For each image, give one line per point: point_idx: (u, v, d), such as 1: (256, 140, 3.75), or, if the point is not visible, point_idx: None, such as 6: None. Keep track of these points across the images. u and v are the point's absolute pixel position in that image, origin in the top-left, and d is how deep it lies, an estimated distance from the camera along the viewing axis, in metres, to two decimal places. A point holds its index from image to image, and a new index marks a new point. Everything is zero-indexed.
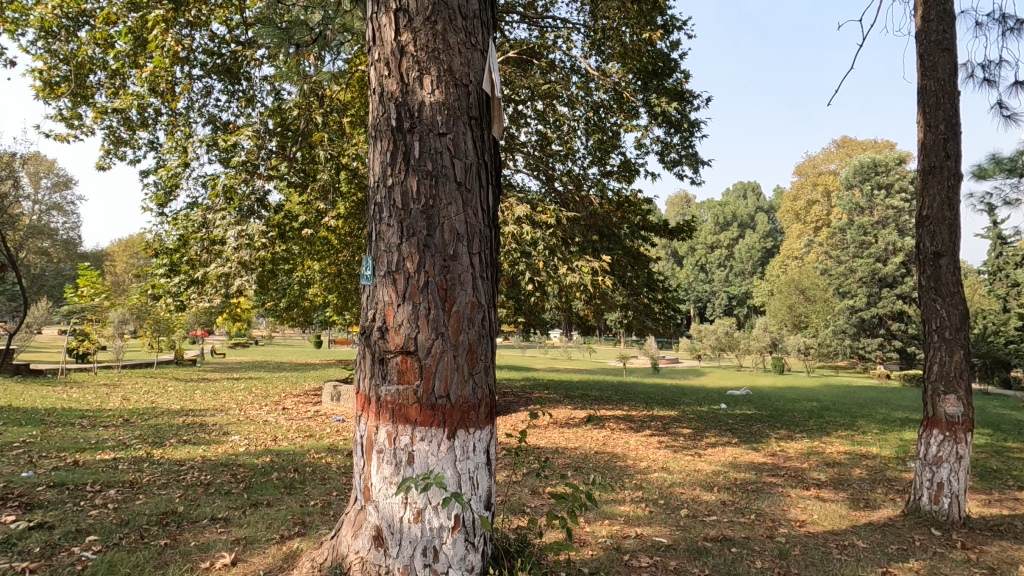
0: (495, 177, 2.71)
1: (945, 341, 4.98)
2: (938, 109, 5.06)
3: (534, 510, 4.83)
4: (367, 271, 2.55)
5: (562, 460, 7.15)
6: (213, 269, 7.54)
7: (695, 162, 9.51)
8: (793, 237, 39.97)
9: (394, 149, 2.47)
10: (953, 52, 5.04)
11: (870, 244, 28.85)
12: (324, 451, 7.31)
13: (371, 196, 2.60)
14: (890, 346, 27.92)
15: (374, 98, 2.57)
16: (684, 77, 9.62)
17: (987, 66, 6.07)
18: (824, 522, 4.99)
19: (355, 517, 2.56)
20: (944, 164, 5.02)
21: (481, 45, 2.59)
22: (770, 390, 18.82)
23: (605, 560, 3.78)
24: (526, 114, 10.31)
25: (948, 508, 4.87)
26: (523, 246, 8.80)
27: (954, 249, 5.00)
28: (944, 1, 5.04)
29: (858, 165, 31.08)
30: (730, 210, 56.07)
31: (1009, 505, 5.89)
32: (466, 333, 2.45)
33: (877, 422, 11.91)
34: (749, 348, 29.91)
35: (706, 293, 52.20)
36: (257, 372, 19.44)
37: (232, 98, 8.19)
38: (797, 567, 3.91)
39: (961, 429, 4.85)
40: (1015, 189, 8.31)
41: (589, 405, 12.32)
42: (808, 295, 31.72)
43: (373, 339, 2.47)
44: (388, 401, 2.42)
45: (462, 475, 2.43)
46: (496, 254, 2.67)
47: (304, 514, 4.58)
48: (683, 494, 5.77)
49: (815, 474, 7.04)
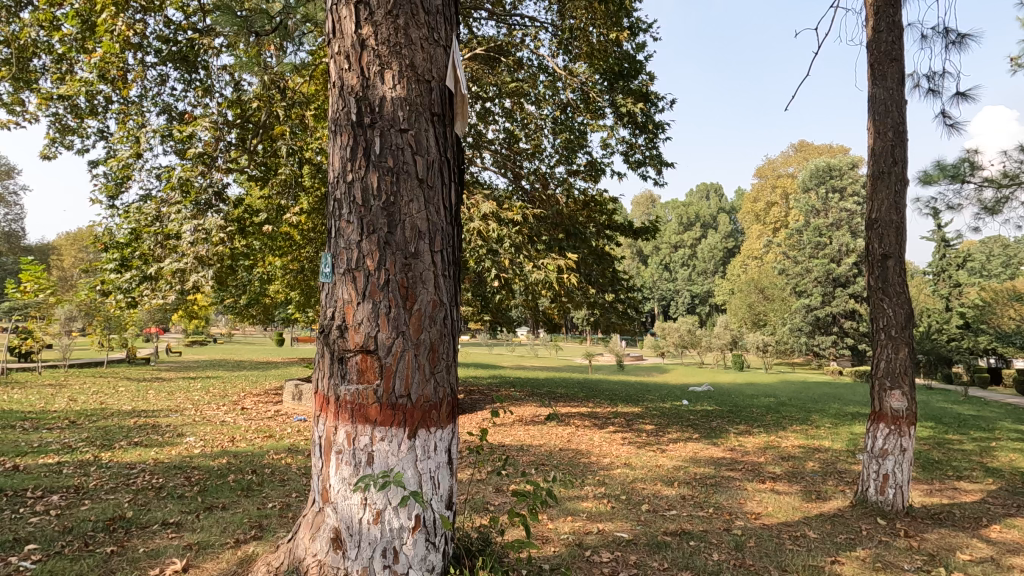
0: (458, 174, 2.69)
1: (891, 339, 5.20)
2: (887, 117, 5.29)
3: (497, 508, 4.86)
4: (327, 268, 2.50)
5: (526, 458, 7.18)
6: (167, 265, 7.27)
7: (659, 163, 9.70)
8: (753, 238, 41.15)
9: (354, 145, 2.43)
10: (900, 63, 5.26)
11: (825, 244, 29.97)
12: (285, 452, 7.15)
13: (331, 193, 2.54)
14: (842, 343, 29.13)
15: (334, 92, 2.52)
16: (649, 79, 9.78)
17: (933, 76, 6.33)
18: (778, 514, 5.16)
19: (313, 519, 2.50)
20: (892, 170, 5.25)
21: (444, 40, 2.56)
22: (729, 386, 19.40)
23: (566, 556, 3.82)
24: (494, 112, 10.33)
25: (892, 498, 5.10)
26: (489, 244, 8.80)
27: (900, 250, 5.21)
28: (894, 13, 5.26)
29: (814, 169, 32.24)
30: (694, 210, 57.29)
31: (949, 494, 6.22)
32: (427, 332, 2.42)
33: (829, 417, 12.37)
34: (710, 345, 30.69)
35: (670, 292, 53.28)
36: (215, 372, 18.84)
37: (189, 88, 7.91)
38: (751, 558, 4.03)
39: (904, 422, 5.06)
40: (957, 194, 8.75)
41: (555, 403, 12.38)
42: (767, 295, 32.76)
43: (332, 339, 2.42)
44: (348, 401, 2.37)
45: (423, 475, 2.41)
46: (459, 252, 2.66)
47: (262, 517, 4.47)
48: (645, 490, 5.87)
49: (771, 467, 7.27)
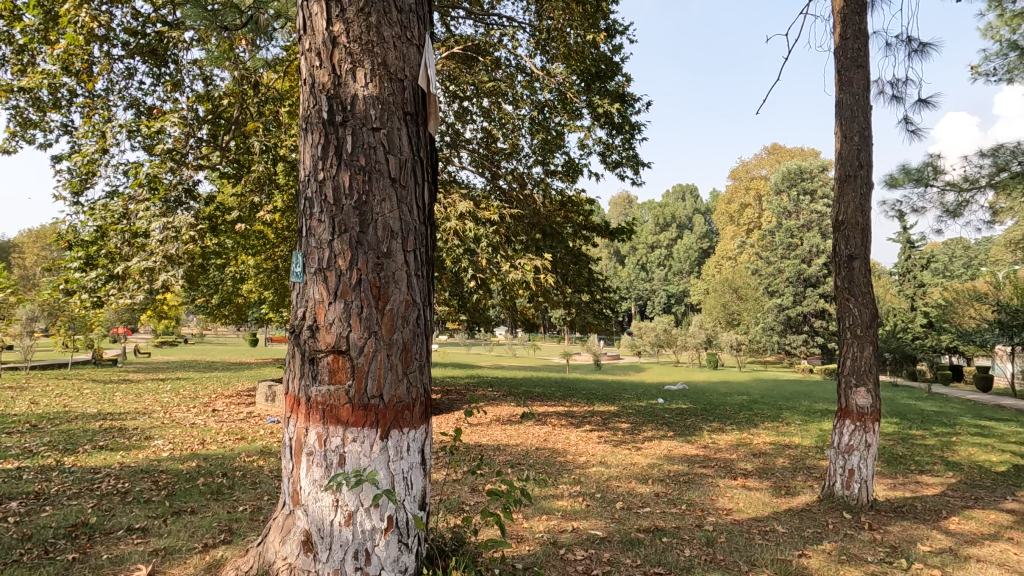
0: (431, 174, 2.68)
1: (857, 337, 5.34)
2: (854, 121, 5.43)
3: (472, 508, 4.86)
4: (298, 267, 2.46)
5: (502, 457, 7.19)
6: (135, 264, 7.10)
7: (636, 164, 9.81)
8: (728, 239, 41.88)
9: (326, 143, 2.40)
10: (866, 69, 5.41)
11: (797, 245, 30.65)
12: (257, 454, 7.03)
13: (302, 191, 2.51)
14: (813, 342, 29.86)
15: (305, 89, 2.49)
16: (625, 80, 9.89)
17: (897, 83, 6.53)
18: (748, 509, 5.27)
19: (283, 522, 2.47)
20: (857, 173, 5.41)
21: (417, 39, 2.55)
22: (704, 384, 19.69)
23: (541, 555, 3.84)
24: (472, 111, 10.34)
25: (858, 492, 5.26)
26: (466, 243, 8.81)
27: (866, 252, 5.36)
28: (860, 21, 5.41)
29: (787, 172, 32.92)
30: (670, 211, 58.04)
31: (911, 488, 6.43)
32: (400, 331, 2.41)
33: (800, 414, 12.66)
34: (686, 344, 31.15)
35: (646, 292, 53.91)
36: (186, 373, 18.43)
37: (157, 82, 7.71)
38: (722, 553, 4.11)
39: (869, 419, 5.21)
40: (921, 197, 9.04)
41: (532, 403, 12.41)
42: (740, 295, 33.40)
43: (302, 339, 2.40)
44: (319, 402, 2.35)
45: (395, 475, 2.39)
46: (432, 252, 2.65)
47: (231, 521, 4.38)
48: (619, 488, 5.93)
49: (743, 464, 7.42)
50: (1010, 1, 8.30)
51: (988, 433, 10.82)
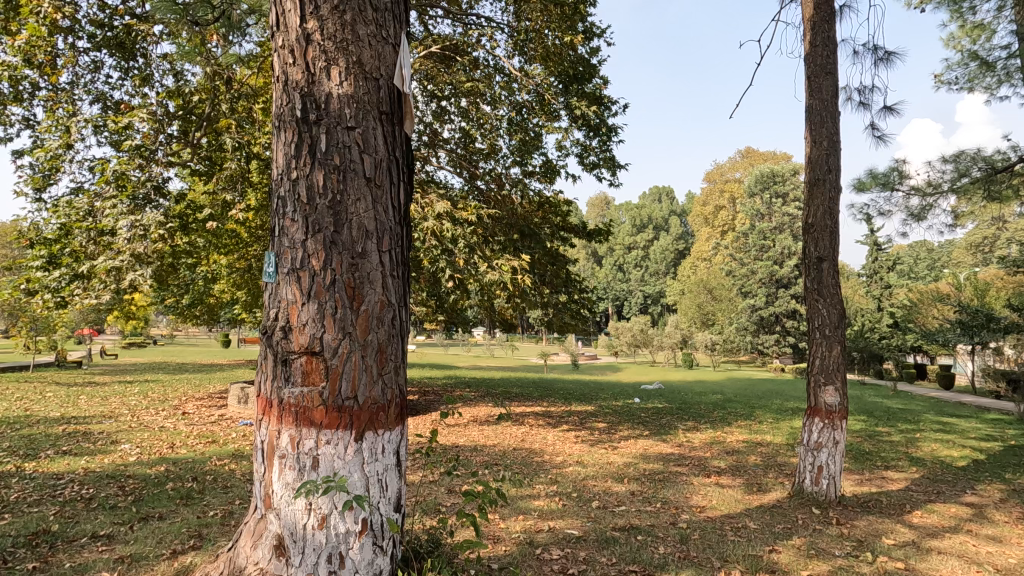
0: (407, 174, 2.67)
1: (826, 337, 5.48)
2: (822, 127, 5.58)
3: (448, 510, 4.85)
4: (270, 268, 2.43)
5: (479, 458, 7.19)
6: (101, 262, 6.90)
7: (613, 165, 9.90)
8: (703, 240, 42.53)
9: (299, 142, 2.37)
10: (834, 76, 5.56)
11: (769, 247, 31.30)
12: (228, 457, 6.89)
13: (275, 190, 2.47)
14: (784, 342, 30.53)
15: (278, 87, 2.45)
16: (602, 83, 9.98)
17: (863, 89, 6.72)
18: (721, 506, 5.36)
19: (254, 527, 2.43)
20: (826, 177, 5.55)
21: (393, 38, 2.53)
22: (679, 384, 19.95)
23: (517, 555, 3.85)
24: (450, 111, 10.31)
25: (826, 488, 5.39)
26: (443, 243, 8.79)
27: (834, 253, 5.51)
28: (829, 29, 5.55)
29: (760, 175, 33.57)
30: (647, 212, 58.70)
31: (877, 483, 6.63)
32: (375, 332, 2.39)
33: (771, 412, 12.93)
34: (662, 344, 31.54)
35: (623, 292, 54.45)
36: (155, 375, 17.96)
37: (125, 76, 7.51)
38: (695, 550, 4.17)
39: (837, 417, 5.34)
40: (888, 201, 9.32)
41: (510, 404, 12.42)
42: (715, 295, 33.98)
43: (275, 340, 2.36)
44: (291, 404, 2.31)
45: (370, 478, 2.37)
46: (408, 252, 2.63)
47: (201, 526, 4.29)
48: (595, 487, 5.97)
49: (716, 462, 7.55)
50: (971, 13, 8.62)
51: (950, 429, 11.20)
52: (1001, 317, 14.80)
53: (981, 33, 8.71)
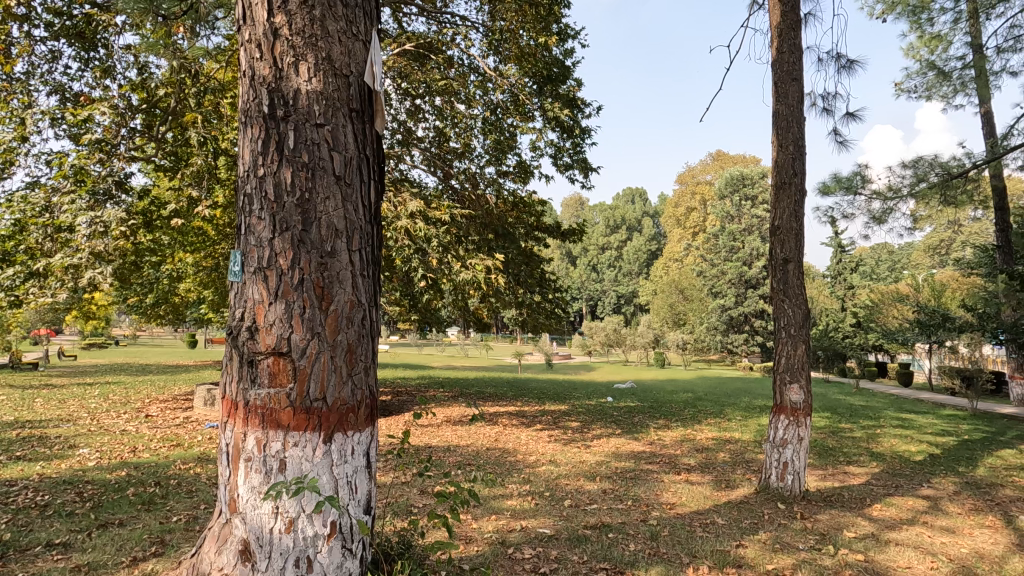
0: (378, 173, 2.64)
1: (791, 336, 5.63)
2: (788, 131, 5.72)
3: (420, 510, 4.83)
4: (236, 267, 2.37)
5: (452, 458, 7.16)
6: (58, 260, 6.65)
7: (586, 167, 9.99)
8: (675, 241, 43.18)
9: (266, 138, 2.32)
10: (800, 82, 5.72)
11: (739, 248, 31.96)
12: (193, 461, 6.71)
13: (241, 187, 2.42)
14: (753, 341, 31.22)
15: (244, 82, 2.40)
16: (576, 85, 10.06)
17: (827, 96, 6.91)
18: (690, 503, 5.46)
19: (219, 532, 2.37)
20: (791, 181, 5.70)
21: (364, 35, 2.50)
22: (650, 382, 20.24)
23: (489, 555, 3.85)
24: (424, 109, 10.26)
25: (791, 483, 5.55)
26: (416, 242, 8.73)
27: (799, 255, 5.66)
28: (795, 36, 5.70)
29: (730, 177, 34.24)
30: (621, 213, 59.30)
31: (839, 478, 6.84)
32: (344, 332, 2.36)
33: (740, 410, 13.21)
34: (635, 344, 31.95)
35: (597, 292, 54.97)
36: (116, 376, 17.39)
37: (85, 68, 7.25)
38: (665, 546, 4.24)
39: (802, 414, 5.49)
40: (851, 204, 9.62)
41: (483, 404, 12.40)
42: (686, 295, 34.56)
43: (241, 340, 2.31)
44: (258, 406, 2.27)
45: (339, 480, 2.34)
46: (379, 252, 2.61)
47: (164, 532, 4.17)
48: (568, 486, 6.01)
49: (686, 459, 7.67)
50: (929, 24, 8.97)
51: (908, 425, 11.63)
52: (956, 317, 15.42)
53: (939, 43, 9.07)
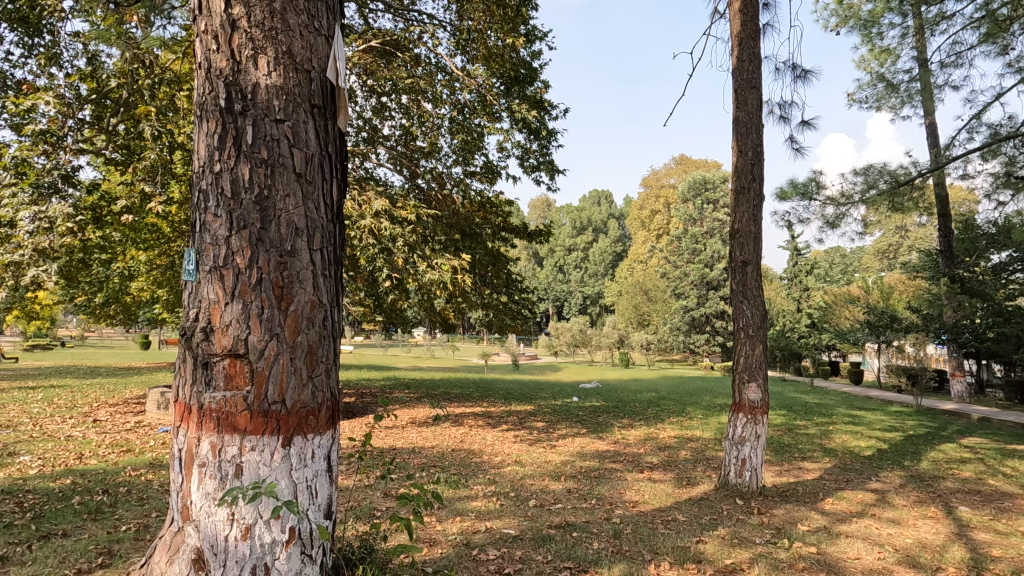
0: (341, 171, 2.59)
1: (749, 337, 5.79)
2: (748, 137, 5.89)
3: (383, 513, 4.77)
4: (190, 265, 2.29)
5: (417, 460, 7.09)
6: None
7: (552, 170, 10.07)
8: (640, 243, 43.92)
9: (223, 133, 2.25)
10: (758, 90, 5.90)
11: (701, 251, 32.74)
12: (145, 467, 6.45)
13: (196, 183, 2.34)
14: (714, 342, 32.03)
15: (200, 74, 2.32)
16: (543, 87, 10.11)
17: (784, 105, 7.13)
18: (652, 501, 5.56)
19: (170, 541, 2.28)
20: (750, 186, 5.86)
21: (326, 30, 2.45)
22: (615, 381, 20.54)
23: (453, 558, 3.83)
24: (390, 107, 10.15)
25: (748, 480, 5.71)
26: (381, 242, 8.62)
27: (757, 258, 5.83)
28: (754, 45, 5.87)
29: (693, 181, 35.02)
30: (587, 215, 59.94)
31: (794, 473, 7.08)
32: (305, 333, 2.30)
33: (701, 408, 13.54)
34: (600, 344, 32.34)
35: (563, 293, 55.47)
36: (62, 379, 16.56)
37: (29, 54, 6.88)
38: (627, 544, 4.30)
39: (759, 411, 5.64)
40: (807, 209, 9.98)
41: (449, 405, 12.34)
42: (650, 296, 35.20)
43: (195, 341, 2.23)
44: (212, 409, 2.19)
45: (299, 484, 2.28)
46: (341, 251, 2.55)
47: (112, 542, 3.98)
48: (533, 485, 6.04)
49: (649, 458, 7.81)
50: (878, 38, 9.38)
51: (858, 421, 12.13)
52: (903, 318, 16.17)
53: (888, 56, 9.48)
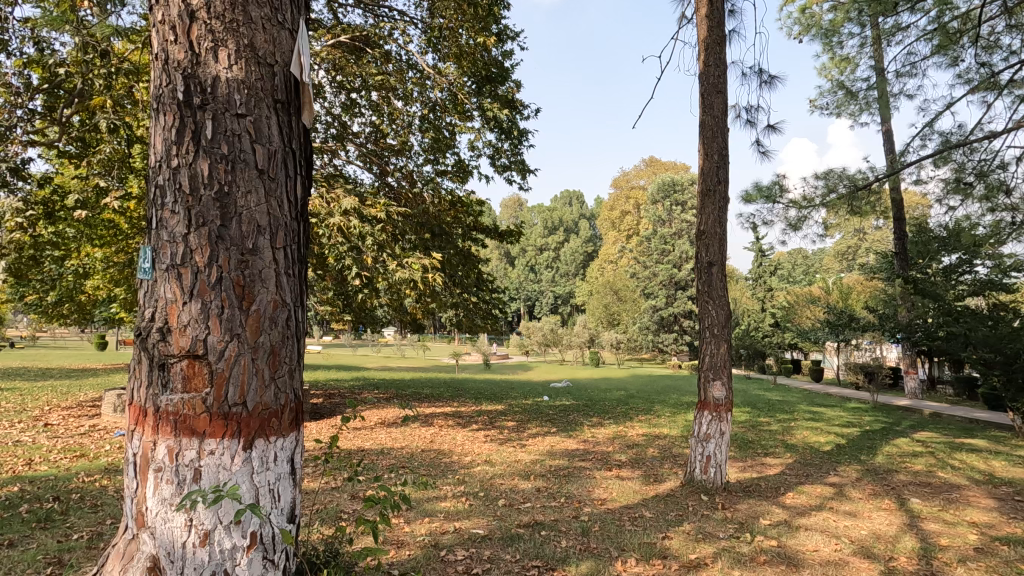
0: (305, 168, 2.54)
1: (714, 336, 5.91)
2: (713, 141, 6.02)
3: (350, 516, 4.72)
4: (146, 263, 2.22)
5: (386, 461, 7.02)
6: None
7: (523, 170, 10.10)
8: (610, 243, 44.38)
9: (181, 127, 2.18)
10: (724, 95, 6.03)
11: (669, 251, 33.30)
12: (100, 473, 6.20)
13: (152, 178, 2.26)
14: (682, 341, 32.63)
15: (156, 65, 2.24)
16: (515, 87, 10.12)
17: (749, 109, 7.29)
18: (620, 498, 5.63)
19: (124, 549, 2.20)
20: (716, 189, 5.99)
21: (290, 23, 2.40)
22: (585, 381, 20.81)
23: (421, 559, 3.80)
24: (360, 104, 10.02)
25: (713, 476, 5.84)
26: (350, 240, 8.50)
27: (722, 259, 5.97)
28: (720, 51, 6.00)
29: (662, 183, 35.57)
30: (559, 215, 60.20)
31: (758, 469, 7.28)
32: (267, 334, 2.24)
33: (668, 406, 13.78)
34: (570, 343, 32.57)
35: (535, 292, 55.73)
36: (9, 382, 15.78)
37: None
38: (595, 541, 4.35)
39: (723, 409, 5.77)
40: (770, 211, 10.25)
41: (419, 405, 12.26)
42: (620, 296, 35.73)
43: (151, 342, 2.16)
44: (170, 412, 2.12)
45: (261, 488, 2.22)
46: (305, 249, 2.50)
47: (62, 551, 3.82)
48: (502, 485, 6.04)
49: (618, 455, 7.91)
50: (838, 47, 9.69)
51: (818, 418, 12.53)
52: (861, 318, 16.78)
53: (847, 65, 9.82)
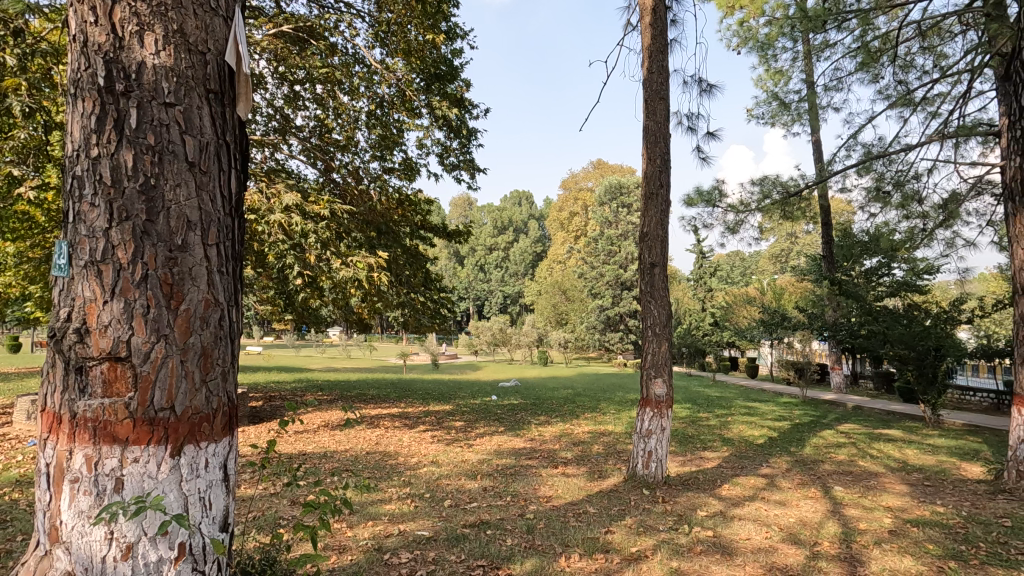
0: (240, 161, 2.43)
1: (656, 335, 6.09)
2: (656, 145, 6.21)
3: (289, 523, 4.57)
4: (61, 259, 2.06)
5: (328, 464, 6.83)
6: None
7: (472, 168, 10.07)
8: (558, 244, 44.92)
9: (102, 115, 2.05)
10: (666, 102, 6.23)
11: (616, 252, 34.01)
12: (9, 486, 5.71)
13: (69, 169, 2.11)
14: (627, 339, 33.44)
15: (74, 47, 2.10)
16: (464, 86, 10.10)
17: (690, 116, 7.57)
18: (565, 495, 5.72)
19: (35, 567, 2.04)
20: (658, 193, 6.18)
21: (224, 11, 2.30)
22: (535, 380, 20.99)
23: (363, 563, 3.74)
24: (303, 97, 9.72)
25: (654, 470, 6.03)
26: (292, 237, 8.21)
27: (664, 260, 6.16)
28: (663, 58, 6.18)
29: (608, 185, 36.32)
30: (508, 215, 60.36)
31: (696, 462, 7.57)
32: (198, 334, 2.14)
33: (613, 404, 14.09)
34: (519, 343, 32.76)
35: (484, 292, 55.70)
36: None
37: None
38: (539, 538, 4.39)
39: (664, 406, 5.94)
40: (710, 215, 10.67)
41: (363, 407, 12.01)
42: (568, 295, 36.30)
43: (68, 344, 2.02)
44: (88, 419, 1.99)
45: (190, 496, 2.11)
46: (240, 247, 2.40)
47: None
48: (448, 485, 6.01)
49: (564, 453, 8.03)
50: (773, 60, 10.19)
51: (753, 412, 13.15)
52: (792, 318, 17.73)
53: (781, 77, 10.34)
